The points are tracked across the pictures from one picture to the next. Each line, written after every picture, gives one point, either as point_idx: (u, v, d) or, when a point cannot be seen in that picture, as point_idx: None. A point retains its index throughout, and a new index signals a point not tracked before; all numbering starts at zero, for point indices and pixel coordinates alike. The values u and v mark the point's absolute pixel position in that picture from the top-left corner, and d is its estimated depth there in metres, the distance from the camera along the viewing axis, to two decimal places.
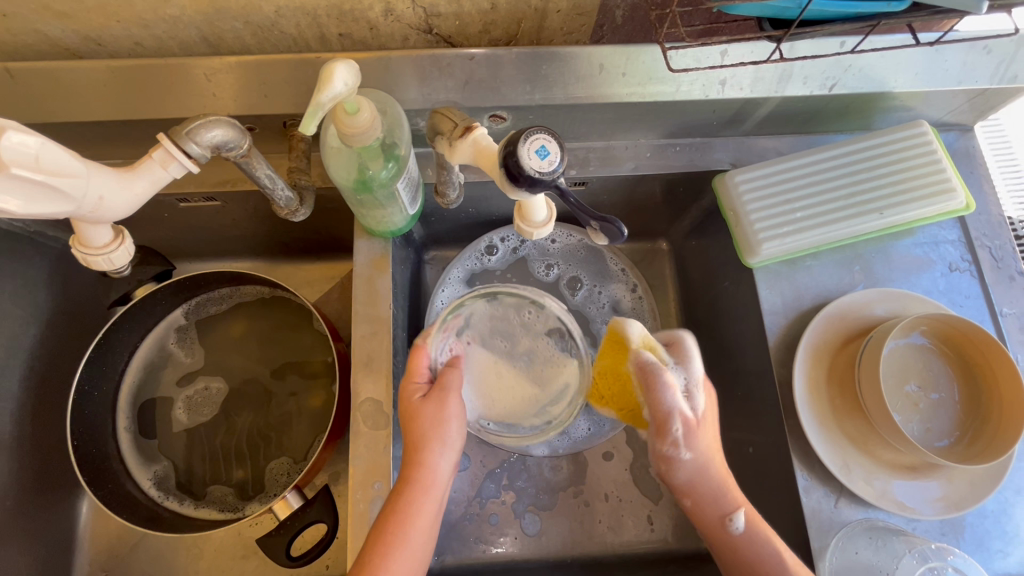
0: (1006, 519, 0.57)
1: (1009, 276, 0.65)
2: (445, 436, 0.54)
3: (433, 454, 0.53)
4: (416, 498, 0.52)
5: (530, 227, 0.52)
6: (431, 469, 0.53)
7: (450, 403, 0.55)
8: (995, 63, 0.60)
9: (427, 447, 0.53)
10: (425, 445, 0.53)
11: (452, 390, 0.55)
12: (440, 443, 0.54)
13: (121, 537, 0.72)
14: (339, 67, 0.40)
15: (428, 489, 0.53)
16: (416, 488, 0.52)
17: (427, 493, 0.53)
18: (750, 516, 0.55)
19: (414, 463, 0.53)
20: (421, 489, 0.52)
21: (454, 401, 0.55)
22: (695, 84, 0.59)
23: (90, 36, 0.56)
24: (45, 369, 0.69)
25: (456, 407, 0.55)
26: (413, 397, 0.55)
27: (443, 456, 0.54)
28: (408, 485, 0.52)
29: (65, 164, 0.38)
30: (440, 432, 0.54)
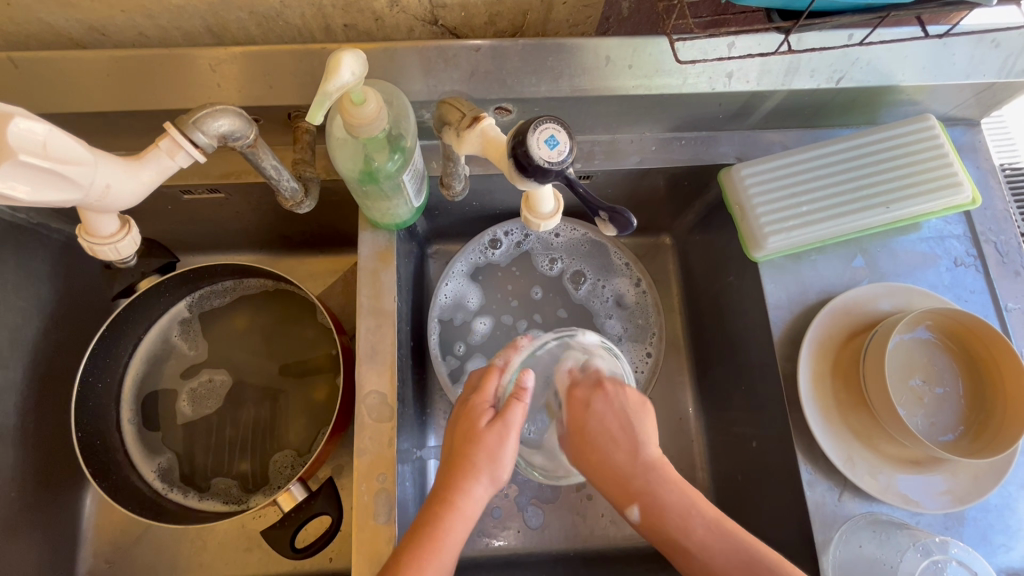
0: (1009, 513, 0.57)
1: (1014, 271, 0.64)
2: (495, 470, 0.51)
3: (478, 484, 0.50)
4: (452, 523, 0.49)
5: (537, 218, 0.51)
6: (470, 497, 0.50)
7: (508, 440, 0.52)
8: (1003, 57, 0.60)
9: (472, 476, 0.50)
10: (474, 472, 0.50)
11: (513, 427, 0.52)
12: (488, 476, 0.51)
13: (125, 529, 0.72)
14: (347, 56, 0.40)
15: (465, 517, 0.50)
16: (453, 513, 0.49)
17: (461, 519, 0.50)
18: (642, 508, 0.54)
19: (455, 486, 0.50)
20: (459, 513, 0.49)
21: (510, 438, 0.52)
22: (702, 76, 0.59)
23: (94, 26, 0.55)
24: (49, 361, 0.69)
25: (514, 447, 0.52)
26: (477, 423, 0.53)
27: (485, 487, 0.51)
28: (446, 505, 0.50)
29: (72, 152, 0.38)
30: (493, 466, 0.51)
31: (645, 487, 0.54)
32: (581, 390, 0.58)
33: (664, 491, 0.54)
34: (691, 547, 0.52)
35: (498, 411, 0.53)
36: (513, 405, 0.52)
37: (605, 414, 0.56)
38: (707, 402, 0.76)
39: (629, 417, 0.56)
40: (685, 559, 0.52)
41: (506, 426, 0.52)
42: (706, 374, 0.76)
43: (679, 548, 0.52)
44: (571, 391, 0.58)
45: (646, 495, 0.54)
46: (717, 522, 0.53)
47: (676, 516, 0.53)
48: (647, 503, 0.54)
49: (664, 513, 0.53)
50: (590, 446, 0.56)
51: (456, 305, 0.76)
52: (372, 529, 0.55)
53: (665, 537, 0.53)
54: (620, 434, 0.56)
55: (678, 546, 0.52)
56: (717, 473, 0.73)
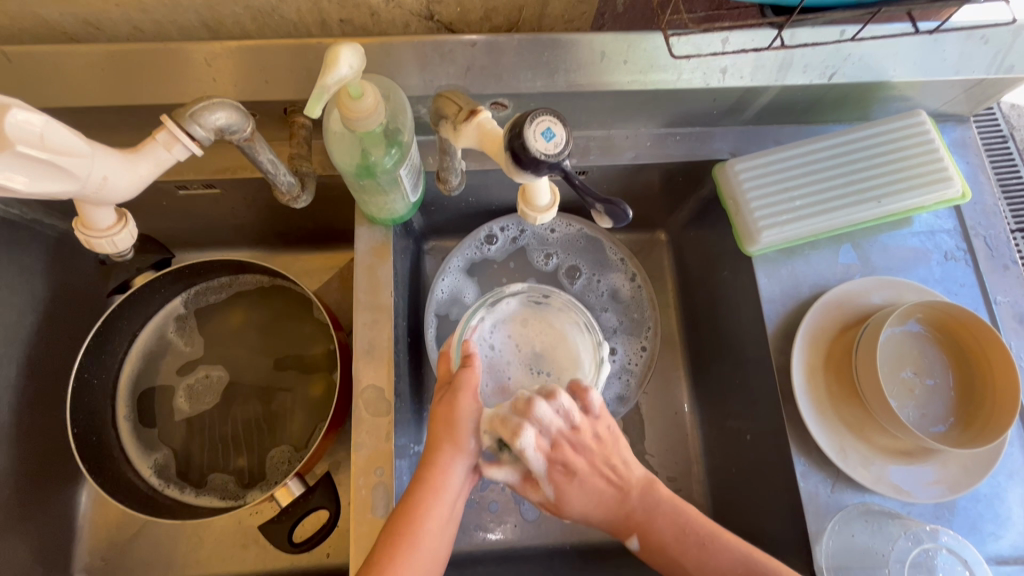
0: (999, 502, 0.58)
1: (1003, 264, 0.65)
2: (458, 437, 0.53)
3: (447, 456, 0.52)
4: (427, 499, 0.50)
5: (533, 212, 0.52)
6: (444, 471, 0.52)
7: (464, 403, 0.53)
8: (992, 54, 0.61)
9: (439, 447, 0.52)
10: (436, 445, 0.53)
11: (467, 387, 0.54)
12: (454, 446, 0.52)
13: (121, 526, 0.72)
14: (345, 50, 0.40)
15: (439, 492, 0.51)
16: (426, 489, 0.51)
17: (436, 495, 0.51)
18: (643, 536, 0.55)
19: (427, 462, 0.52)
20: (433, 488, 0.51)
21: (469, 401, 0.53)
22: (696, 72, 0.60)
23: (88, 20, 0.55)
24: (43, 358, 0.68)
25: (469, 406, 0.53)
26: (438, 395, 0.56)
27: (455, 458, 0.52)
28: (420, 483, 0.51)
29: (69, 143, 0.38)
30: (456, 434, 0.52)
31: (638, 521, 0.55)
32: (562, 459, 0.54)
33: (659, 517, 0.55)
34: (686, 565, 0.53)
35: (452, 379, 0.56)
36: (464, 369, 0.54)
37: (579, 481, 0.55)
38: (701, 396, 0.76)
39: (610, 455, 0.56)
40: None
41: (456, 387, 0.54)
42: (701, 368, 0.77)
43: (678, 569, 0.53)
44: (554, 448, 0.54)
45: (638, 528, 0.55)
46: (708, 529, 0.54)
47: (671, 541, 0.54)
48: (642, 534, 0.55)
49: (659, 540, 0.54)
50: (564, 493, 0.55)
51: (453, 300, 0.76)
52: (370, 523, 0.55)
53: (664, 561, 0.54)
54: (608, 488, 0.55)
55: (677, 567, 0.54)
56: (712, 466, 0.74)
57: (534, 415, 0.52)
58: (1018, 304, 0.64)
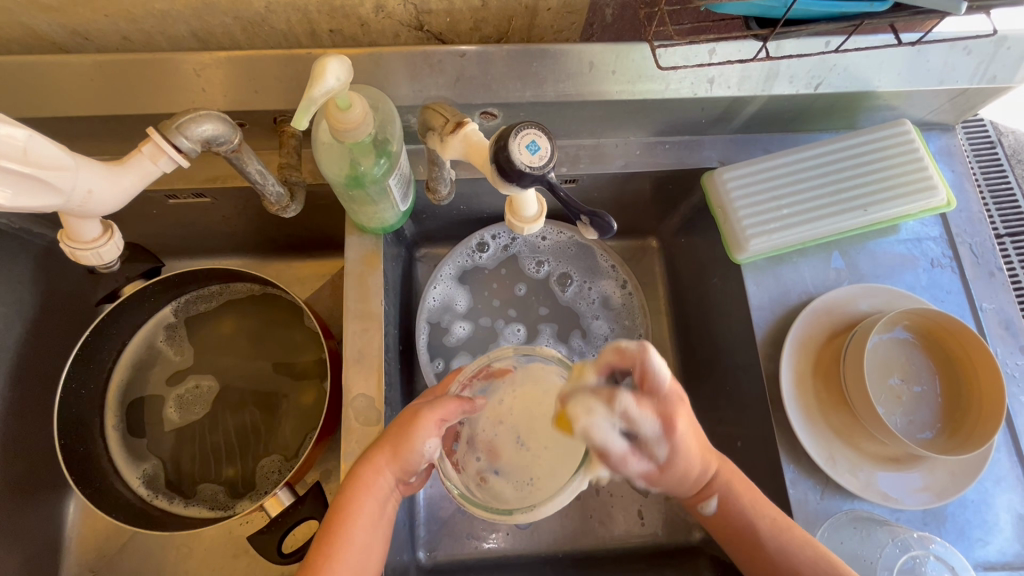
0: (986, 508, 0.58)
1: (989, 272, 0.66)
2: (399, 451, 0.52)
3: (382, 460, 0.52)
4: (358, 496, 0.51)
5: (521, 222, 0.52)
6: (376, 473, 0.52)
7: (423, 427, 0.52)
8: (974, 64, 0.62)
9: (379, 450, 0.53)
10: (379, 447, 0.53)
11: (434, 413, 0.52)
12: (391, 454, 0.52)
13: (110, 537, 0.71)
14: (332, 63, 0.40)
15: (370, 494, 0.52)
16: (357, 487, 0.52)
17: (367, 494, 0.52)
18: (723, 503, 0.55)
19: (364, 460, 0.53)
20: (364, 487, 0.52)
21: (430, 428, 0.52)
22: (684, 82, 0.60)
23: (76, 30, 0.55)
24: (31, 368, 0.68)
25: (422, 430, 0.51)
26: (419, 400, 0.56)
27: (389, 464, 0.52)
28: (352, 480, 0.52)
29: (53, 157, 0.38)
30: (399, 446, 0.52)
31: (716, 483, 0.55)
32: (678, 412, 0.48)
33: (739, 490, 0.55)
34: (763, 542, 0.53)
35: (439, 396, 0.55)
36: (449, 399, 0.53)
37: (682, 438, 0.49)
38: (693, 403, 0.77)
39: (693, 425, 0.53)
40: (757, 553, 0.54)
41: (427, 406, 0.53)
42: (692, 376, 0.77)
43: (751, 542, 0.54)
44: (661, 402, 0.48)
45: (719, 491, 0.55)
46: (780, 515, 0.53)
47: (748, 509, 0.54)
48: (721, 497, 0.55)
49: (736, 508, 0.55)
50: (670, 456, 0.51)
51: (444, 307, 0.76)
52: None
53: (738, 531, 0.55)
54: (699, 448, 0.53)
55: (750, 540, 0.54)
56: None
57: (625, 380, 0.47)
58: (1004, 311, 0.65)
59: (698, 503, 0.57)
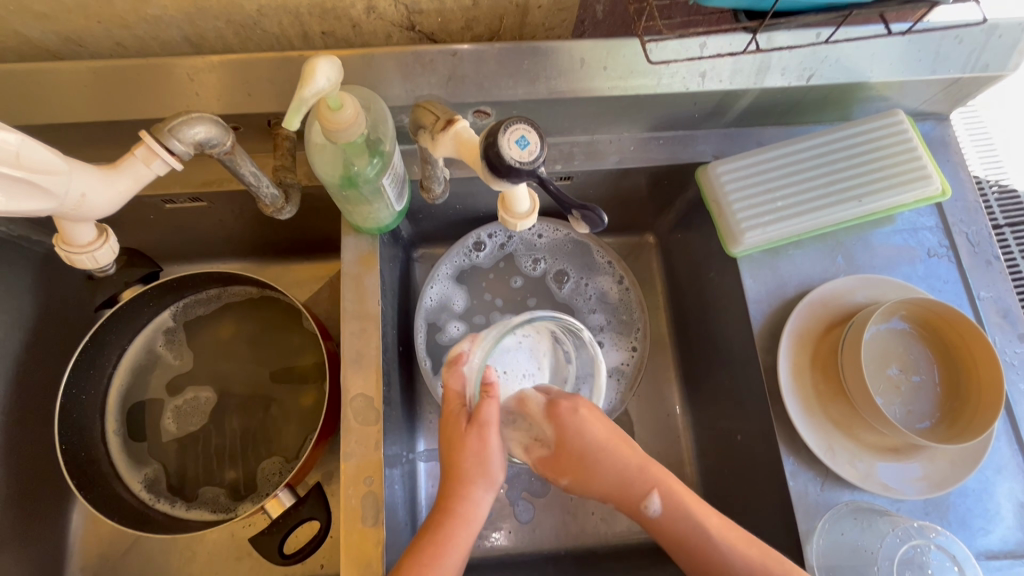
0: (988, 497, 0.58)
1: (986, 261, 0.66)
2: (490, 473, 0.56)
3: (479, 490, 0.55)
4: (456, 529, 0.53)
5: (514, 219, 0.52)
6: (475, 503, 0.55)
7: (490, 437, 0.56)
8: (966, 53, 0.62)
9: (470, 484, 0.55)
10: (468, 478, 0.55)
11: (490, 423, 0.56)
12: (485, 480, 0.55)
13: (114, 542, 0.71)
14: (322, 63, 0.41)
15: (469, 523, 0.54)
16: (455, 519, 0.54)
17: (466, 526, 0.54)
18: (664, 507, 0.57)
19: (455, 496, 0.55)
20: (460, 520, 0.54)
21: (495, 437, 0.56)
22: (676, 76, 0.60)
23: (70, 37, 0.56)
24: (32, 374, 0.68)
25: (496, 441, 0.56)
26: (457, 427, 0.56)
27: (485, 491, 0.55)
28: (450, 516, 0.54)
29: (47, 161, 0.38)
30: (486, 469, 0.55)
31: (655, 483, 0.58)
32: (563, 400, 0.61)
33: (676, 490, 0.57)
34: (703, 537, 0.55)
35: (473, 413, 0.57)
36: (485, 403, 0.56)
37: (584, 425, 0.59)
38: (692, 397, 0.77)
39: (597, 418, 0.60)
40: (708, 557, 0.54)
41: (488, 424, 0.56)
42: (691, 370, 0.77)
43: (700, 543, 0.55)
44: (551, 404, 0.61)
45: (658, 486, 0.58)
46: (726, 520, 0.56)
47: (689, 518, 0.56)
48: (660, 499, 0.57)
49: (676, 516, 0.56)
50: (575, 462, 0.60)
51: (441, 307, 0.76)
52: (360, 532, 0.55)
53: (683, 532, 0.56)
54: (611, 438, 0.60)
55: (696, 543, 0.55)
56: (705, 466, 0.74)
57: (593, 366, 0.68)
58: (1002, 300, 0.65)
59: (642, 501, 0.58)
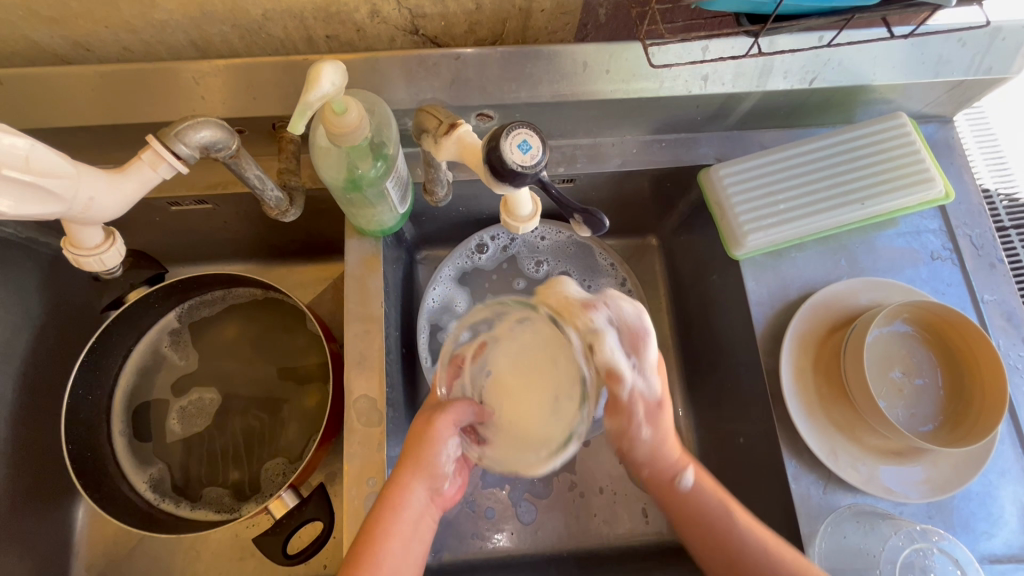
0: (991, 500, 0.58)
1: (989, 263, 0.66)
2: (427, 463, 0.55)
3: (416, 481, 0.55)
4: (389, 519, 0.53)
5: (516, 222, 0.52)
6: (410, 496, 0.54)
7: (439, 430, 0.55)
8: (970, 56, 0.62)
9: (410, 472, 0.54)
10: (407, 468, 0.55)
11: (449, 416, 0.55)
12: (423, 472, 0.55)
13: (119, 541, 0.72)
14: (327, 68, 0.41)
15: (398, 510, 0.53)
16: (390, 509, 0.53)
17: (399, 518, 0.53)
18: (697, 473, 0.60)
19: (394, 483, 0.54)
20: (397, 509, 0.53)
21: (449, 431, 0.55)
22: (679, 80, 0.61)
23: (79, 41, 0.56)
24: (38, 375, 0.69)
25: (446, 433, 0.55)
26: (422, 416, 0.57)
27: (424, 485, 0.55)
28: (384, 505, 0.53)
29: (56, 166, 0.39)
30: (424, 461, 0.55)
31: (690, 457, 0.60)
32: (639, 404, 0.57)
33: (708, 497, 0.58)
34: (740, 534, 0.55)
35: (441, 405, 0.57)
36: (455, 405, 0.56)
37: (665, 426, 0.59)
38: (695, 400, 0.77)
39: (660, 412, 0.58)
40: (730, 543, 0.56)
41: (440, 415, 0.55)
42: (693, 372, 0.77)
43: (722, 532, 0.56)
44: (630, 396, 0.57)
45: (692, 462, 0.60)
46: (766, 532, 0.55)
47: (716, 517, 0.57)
48: (695, 470, 0.60)
49: (704, 509, 0.58)
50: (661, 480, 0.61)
51: (444, 308, 0.76)
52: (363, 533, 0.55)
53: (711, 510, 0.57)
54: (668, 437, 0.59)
55: (722, 531, 0.56)
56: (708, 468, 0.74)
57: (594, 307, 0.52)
58: (1006, 303, 0.64)
59: (676, 476, 0.60)
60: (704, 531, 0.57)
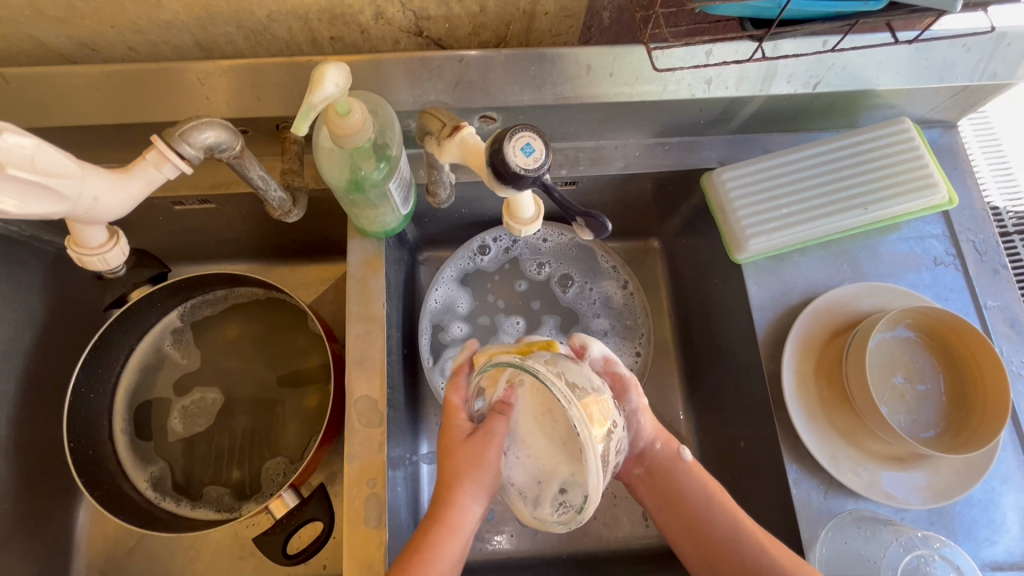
0: (993, 507, 0.58)
1: (993, 269, 0.66)
2: (482, 481, 0.52)
3: (468, 498, 0.51)
4: (443, 539, 0.50)
5: (519, 224, 0.52)
6: (462, 512, 0.51)
7: (490, 451, 0.51)
8: (975, 61, 0.62)
9: (461, 489, 0.51)
10: (458, 484, 0.51)
11: (495, 436, 0.51)
12: (476, 489, 0.51)
13: (119, 539, 0.72)
14: (330, 70, 0.41)
15: (455, 532, 0.51)
16: (442, 528, 0.51)
17: (452, 536, 0.51)
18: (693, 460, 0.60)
19: (443, 501, 0.52)
20: (449, 528, 0.51)
21: (495, 452, 0.51)
22: (682, 83, 0.61)
23: (84, 41, 0.57)
24: (41, 372, 0.69)
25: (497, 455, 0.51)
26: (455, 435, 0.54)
27: (477, 501, 0.52)
28: (436, 523, 0.51)
29: (61, 166, 0.39)
30: (478, 477, 0.51)
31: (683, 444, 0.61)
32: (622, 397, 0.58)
33: (697, 473, 0.59)
34: (715, 514, 0.56)
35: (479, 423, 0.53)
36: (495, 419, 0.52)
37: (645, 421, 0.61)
38: (696, 403, 0.77)
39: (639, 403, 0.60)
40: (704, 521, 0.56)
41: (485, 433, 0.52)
42: (695, 376, 0.77)
43: (700, 509, 0.57)
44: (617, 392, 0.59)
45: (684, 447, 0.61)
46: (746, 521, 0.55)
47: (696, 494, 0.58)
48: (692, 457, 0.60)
49: (687, 488, 0.58)
50: (662, 481, 0.60)
51: (446, 309, 0.76)
52: (362, 534, 0.55)
53: (691, 494, 0.58)
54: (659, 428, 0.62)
55: (699, 505, 0.57)
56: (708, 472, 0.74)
57: (588, 350, 0.58)
58: (1009, 309, 0.64)
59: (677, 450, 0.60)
60: (682, 510, 0.58)
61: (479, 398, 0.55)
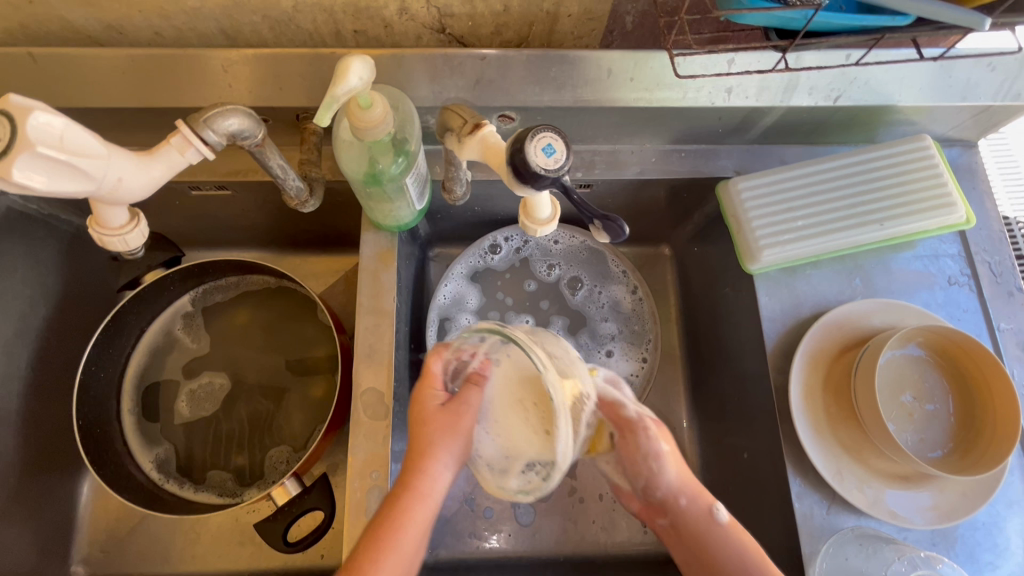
0: (997, 531, 0.57)
1: (1008, 292, 0.65)
2: (456, 450, 0.54)
3: (437, 466, 0.54)
4: (412, 505, 0.52)
5: (534, 224, 0.52)
6: (432, 480, 0.53)
7: (462, 422, 0.54)
8: (999, 82, 0.61)
9: (429, 459, 0.53)
10: (428, 453, 0.53)
11: (471, 407, 0.54)
12: (447, 458, 0.54)
13: (121, 519, 0.73)
14: (356, 62, 0.41)
15: (426, 498, 0.52)
16: (412, 497, 0.52)
17: (422, 502, 0.52)
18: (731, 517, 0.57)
19: (412, 471, 0.53)
20: (416, 495, 0.52)
21: (469, 422, 0.54)
22: (702, 91, 0.60)
23: (112, 25, 0.57)
24: (53, 349, 0.70)
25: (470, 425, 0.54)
26: (428, 405, 0.55)
27: (448, 469, 0.54)
28: (406, 490, 0.52)
29: (88, 146, 0.39)
30: (449, 446, 0.54)
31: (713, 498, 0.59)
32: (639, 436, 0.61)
33: (738, 536, 0.56)
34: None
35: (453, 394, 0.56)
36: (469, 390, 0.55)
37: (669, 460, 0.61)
38: (700, 412, 0.77)
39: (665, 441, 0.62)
40: None
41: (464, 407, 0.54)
42: (700, 384, 0.77)
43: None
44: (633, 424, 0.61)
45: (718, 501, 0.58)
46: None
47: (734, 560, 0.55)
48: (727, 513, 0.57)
49: (724, 551, 0.55)
50: (691, 538, 0.58)
51: (455, 306, 0.77)
52: (363, 525, 0.56)
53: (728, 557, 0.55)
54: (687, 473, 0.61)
55: (738, 570, 0.54)
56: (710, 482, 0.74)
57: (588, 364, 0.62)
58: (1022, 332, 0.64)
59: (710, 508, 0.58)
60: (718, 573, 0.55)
61: (456, 378, 0.57)
